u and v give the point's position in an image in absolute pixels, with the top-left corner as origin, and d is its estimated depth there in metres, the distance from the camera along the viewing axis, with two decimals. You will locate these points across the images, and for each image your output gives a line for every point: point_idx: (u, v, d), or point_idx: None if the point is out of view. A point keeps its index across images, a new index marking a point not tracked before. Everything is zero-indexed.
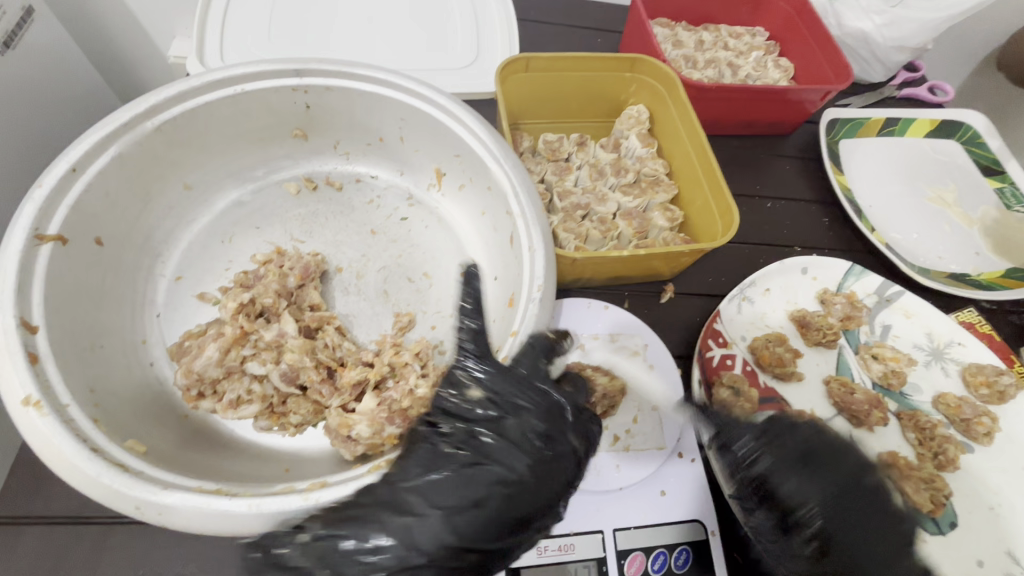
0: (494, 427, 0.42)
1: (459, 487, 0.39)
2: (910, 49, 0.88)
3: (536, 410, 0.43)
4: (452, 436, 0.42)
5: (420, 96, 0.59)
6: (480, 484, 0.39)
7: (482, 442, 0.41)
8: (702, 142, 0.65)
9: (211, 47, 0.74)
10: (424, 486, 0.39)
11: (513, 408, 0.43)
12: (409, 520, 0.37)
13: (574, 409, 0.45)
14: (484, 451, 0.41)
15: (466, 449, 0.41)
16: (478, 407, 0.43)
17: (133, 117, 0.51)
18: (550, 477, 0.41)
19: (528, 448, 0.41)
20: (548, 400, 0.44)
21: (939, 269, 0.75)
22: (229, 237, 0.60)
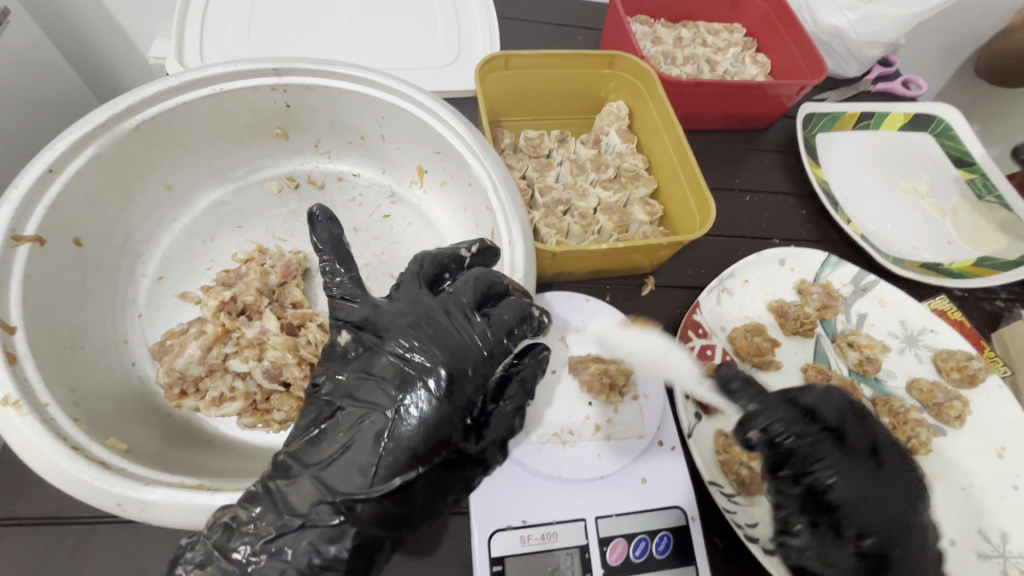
0: (367, 365, 0.41)
1: (331, 443, 0.39)
2: (882, 45, 0.90)
3: (408, 335, 0.41)
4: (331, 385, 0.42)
5: (399, 93, 0.59)
6: (358, 430, 0.38)
7: (359, 384, 0.40)
8: (679, 137, 0.66)
9: (190, 47, 0.74)
10: (303, 444, 0.39)
11: (382, 341, 0.41)
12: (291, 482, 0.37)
13: (453, 324, 0.42)
14: (357, 399, 0.40)
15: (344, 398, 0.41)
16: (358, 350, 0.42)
17: (110, 117, 0.51)
18: (429, 403, 0.38)
19: (400, 375, 0.39)
20: (422, 323, 0.42)
21: (912, 258, 0.77)
22: (211, 236, 0.60)
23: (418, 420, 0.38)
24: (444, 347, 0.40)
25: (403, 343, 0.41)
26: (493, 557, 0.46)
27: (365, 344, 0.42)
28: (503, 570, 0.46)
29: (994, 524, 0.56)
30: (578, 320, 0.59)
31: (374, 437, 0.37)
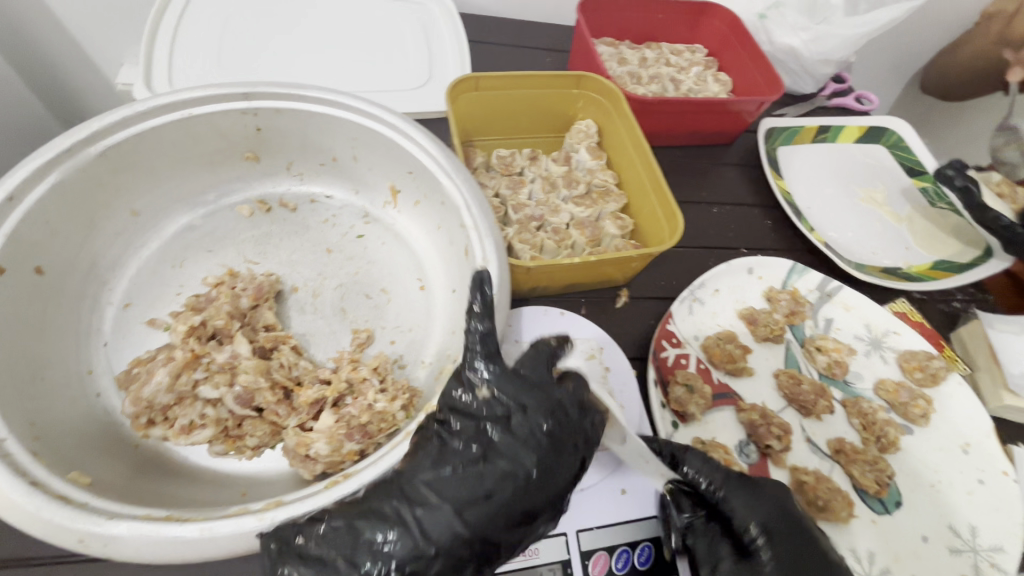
0: (494, 417, 0.42)
1: (468, 481, 0.40)
2: (834, 62, 0.94)
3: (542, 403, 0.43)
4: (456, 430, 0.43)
5: (370, 116, 0.60)
6: (492, 476, 0.40)
7: (480, 432, 0.42)
8: (646, 153, 0.69)
9: (157, 73, 0.74)
10: (422, 477, 0.40)
11: (517, 399, 0.43)
12: (411, 515, 0.38)
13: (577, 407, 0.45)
14: (491, 445, 0.42)
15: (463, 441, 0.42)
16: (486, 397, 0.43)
17: (74, 143, 0.50)
18: (558, 469, 0.42)
19: (530, 440, 0.42)
20: (551, 398, 0.44)
21: (874, 263, 0.80)
22: (181, 261, 0.59)
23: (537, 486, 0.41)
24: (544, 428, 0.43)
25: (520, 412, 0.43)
26: None
27: (498, 397, 0.43)
28: None
29: (963, 519, 0.57)
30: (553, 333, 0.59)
31: (502, 496, 0.40)
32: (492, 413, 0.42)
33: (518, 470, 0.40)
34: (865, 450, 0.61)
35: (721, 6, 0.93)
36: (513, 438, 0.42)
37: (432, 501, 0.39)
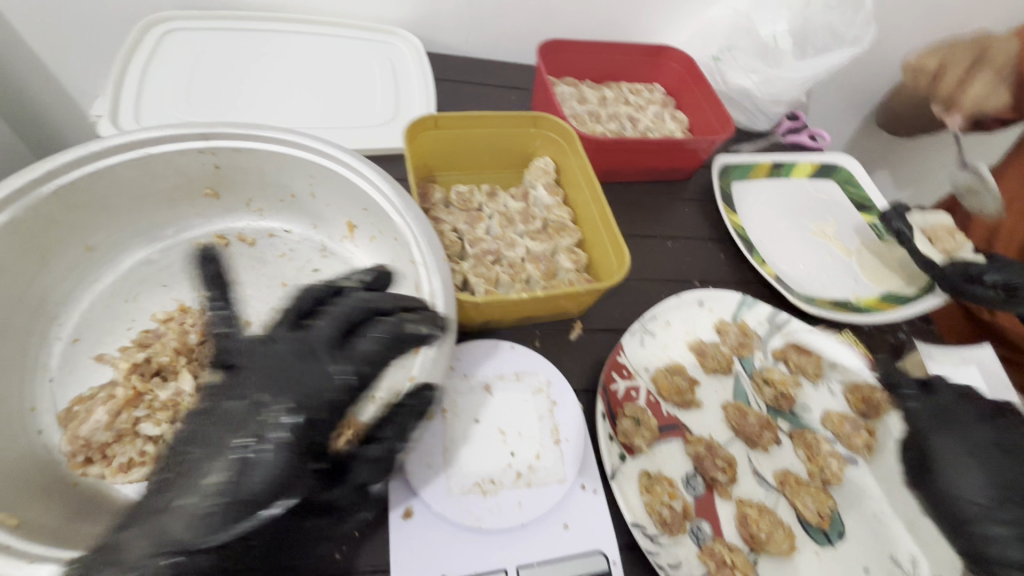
0: (267, 378, 0.44)
1: (173, 483, 0.38)
2: (784, 103, 0.99)
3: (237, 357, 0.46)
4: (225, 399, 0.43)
5: (325, 155, 0.62)
6: (191, 476, 0.38)
7: (270, 398, 0.42)
8: (596, 190, 0.72)
9: (124, 110, 0.76)
10: (215, 450, 0.39)
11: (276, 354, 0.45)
12: (205, 475, 0.38)
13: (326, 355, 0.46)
14: (197, 444, 0.40)
15: (241, 406, 0.42)
16: (257, 368, 0.45)
17: (27, 183, 0.51)
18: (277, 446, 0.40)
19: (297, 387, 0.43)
20: (303, 361, 0.45)
21: (823, 296, 0.83)
22: (134, 296, 0.60)
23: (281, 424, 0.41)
24: (310, 379, 0.44)
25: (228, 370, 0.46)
26: None
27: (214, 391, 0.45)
28: None
29: (904, 549, 0.59)
30: (501, 367, 0.60)
31: (290, 445, 0.40)
32: (284, 369, 0.44)
33: (296, 414, 0.42)
34: (809, 482, 0.63)
35: (676, 49, 0.98)
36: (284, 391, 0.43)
37: (219, 464, 0.38)
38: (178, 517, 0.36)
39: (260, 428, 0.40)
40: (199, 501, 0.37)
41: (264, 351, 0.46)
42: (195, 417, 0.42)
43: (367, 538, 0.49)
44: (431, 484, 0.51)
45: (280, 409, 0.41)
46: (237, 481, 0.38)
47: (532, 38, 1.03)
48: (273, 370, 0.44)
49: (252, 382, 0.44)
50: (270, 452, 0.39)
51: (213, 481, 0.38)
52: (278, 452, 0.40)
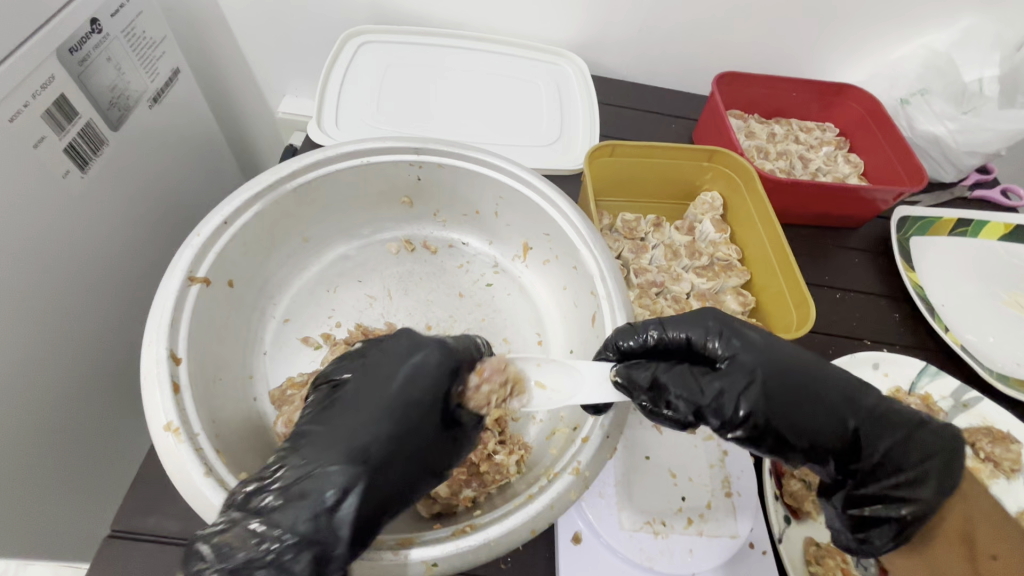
0: (382, 390, 0.41)
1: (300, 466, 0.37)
2: (983, 155, 0.90)
3: (404, 356, 0.44)
4: (350, 387, 0.42)
5: (519, 180, 0.64)
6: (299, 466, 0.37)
7: (370, 407, 0.40)
8: (777, 233, 0.69)
9: (327, 115, 0.84)
10: (320, 440, 0.38)
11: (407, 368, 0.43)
12: (303, 455, 0.37)
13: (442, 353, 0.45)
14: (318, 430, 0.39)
15: (353, 409, 0.40)
16: (391, 384, 0.42)
17: (277, 180, 0.58)
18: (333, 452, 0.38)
19: (409, 408, 0.41)
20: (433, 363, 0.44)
21: (1018, 376, 0.74)
22: (334, 287, 0.66)
23: (385, 445, 0.39)
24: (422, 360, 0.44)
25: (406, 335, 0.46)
26: None
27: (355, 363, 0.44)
28: None
29: None
30: None
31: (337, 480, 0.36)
32: (396, 383, 0.42)
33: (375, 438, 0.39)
34: None
35: (860, 89, 0.92)
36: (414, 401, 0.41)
37: (320, 451, 0.37)
38: (309, 481, 0.36)
39: (347, 440, 0.38)
40: (315, 499, 0.35)
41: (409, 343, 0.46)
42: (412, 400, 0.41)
43: (536, 553, 0.51)
44: (603, 514, 0.51)
45: (383, 429, 0.39)
46: (333, 504, 0.35)
47: (697, 68, 1.02)
48: (386, 394, 0.41)
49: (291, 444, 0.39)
50: (344, 467, 0.37)
51: (336, 501, 0.35)
52: (347, 474, 0.36)
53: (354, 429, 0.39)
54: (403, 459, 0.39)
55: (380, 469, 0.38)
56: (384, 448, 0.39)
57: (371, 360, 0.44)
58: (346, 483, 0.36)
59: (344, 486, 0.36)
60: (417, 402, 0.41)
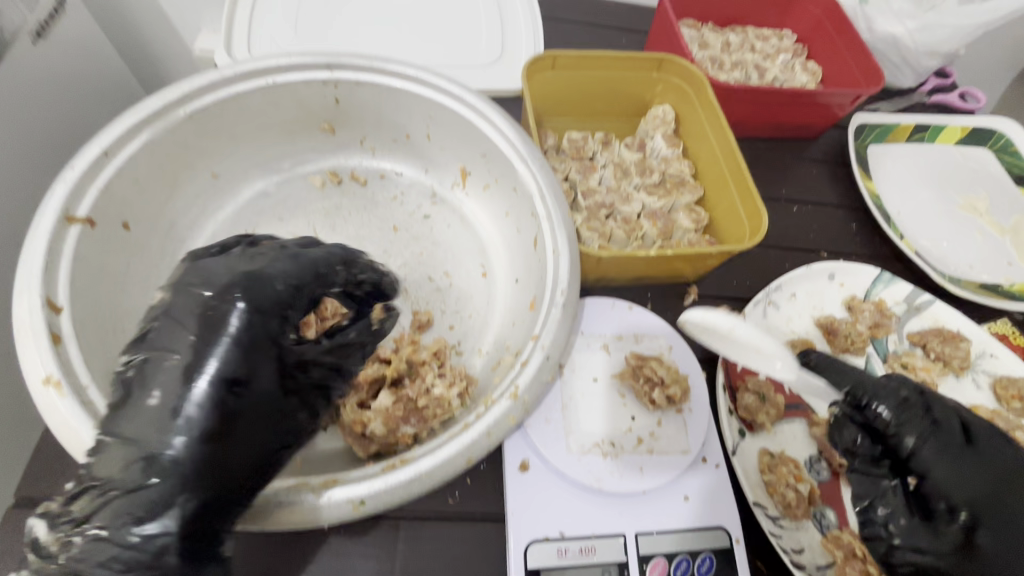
0: (173, 374, 0.34)
1: (118, 474, 0.32)
2: (942, 56, 0.86)
3: (193, 321, 0.36)
4: (150, 366, 0.34)
5: (447, 94, 0.58)
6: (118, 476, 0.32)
7: (162, 398, 0.34)
8: (730, 143, 0.65)
9: (237, 38, 0.74)
10: (110, 459, 0.32)
11: (200, 337, 0.35)
12: (95, 478, 0.32)
13: (278, 306, 0.39)
14: (124, 427, 0.33)
15: (158, 404, 0.34)
16: (190, 369, 0.34)
17: (165, 105, 0.51)
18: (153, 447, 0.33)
19: (235, 389, 0.36)
20: (264, 320, 0.38)
21: (970, 278, 0.73)
22: (253, 227, 0.60)
23: (193, 446, 0.33)
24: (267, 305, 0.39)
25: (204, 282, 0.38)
26: (529, 569, 0.45)
27: (160, 320, 0.36)
28: None
29: None
30: (618, 326, 0.57)
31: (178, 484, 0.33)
32: (188, 361, 0.35)
33: (207, 431, 0.34)
34: None
35: None
36: (213, 380, 0.35)
37: (111, 472, 0.32)
38: (112, 513, 0.31)
39: (144, 452, 0.32)
40: (125, 530, 0.31)
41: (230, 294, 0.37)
42: (244, 374, 0.36)
43: (484, 485, 0.49)
44: (551, 441, 0.49)
45: (190, 430, 0.33)
46: (142, 529, 0.32)
47: None
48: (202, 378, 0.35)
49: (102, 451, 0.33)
50: (152, 487, 0.32)
51: (144, 530, 0.32)
52: (159, 493, 0.32)
53: (150, 436, 0.33)
54: (219, 452, 0.35)
55: (193, 473, 0.33)
56: (190, 446, 0.33)
57: (155, 324, 0.36)
58: (154, 503, 0.32)
59: (150, 510, 0.32)
60: (219, 381, 0.35)
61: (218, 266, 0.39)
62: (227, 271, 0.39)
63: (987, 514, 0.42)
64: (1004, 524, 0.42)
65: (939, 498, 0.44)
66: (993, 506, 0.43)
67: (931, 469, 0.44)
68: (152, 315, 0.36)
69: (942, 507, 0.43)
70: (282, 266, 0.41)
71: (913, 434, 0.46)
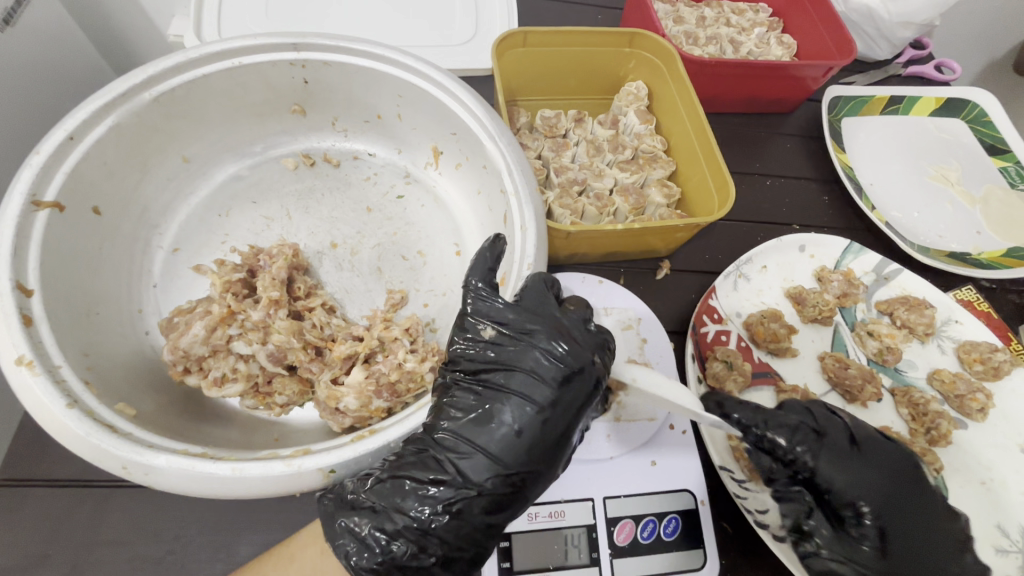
0: (524, 412, 0.39)
1: (477, 473, 0.38)
2: (916, 26, 0.86)
3: (552, 374, 0.40)
4: (504, 400, 0.40)
5: (414, 72, 0.58)
6: (473, 478, 0.38)
7: (516, 429, 0.39)
8: (700, 118, 0.65)
9: (205, 21, 0.73)
10: (478, 464, 0.38)
11: (551, 388, 0.40)
12: (463, 477, 0.38)
13: (604, 371, 0.42)
14: (479, 441, 0.39)
15: (510, 428, 0.39)
16: (537, 411, 0.39)
17: (131, 87, 0.51)
18: (503, 466, 0.38)
19: (567, 435, 0.40)
20: (590, 385, 0.41)
21: (939, 248, 0.75)
22: (227, 211, 0.61)
23: (532, 469, 0.39)
24: (594, 370, 0.41)
25: (552, 339, 0.41)
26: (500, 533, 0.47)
27: (506, 361, 0.41)
28: (510, 546, 0.46)
29: (1013, 520, 0.54)
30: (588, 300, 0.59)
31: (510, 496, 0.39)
32: (539, 406, 0.39)
33: (541, 463, 0.39)
34: (912, 440, 0.59)
35: None
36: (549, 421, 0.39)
37: (479, 479, 0.38)
38: (469, 507, 0.38)
39: (499, 469, 0.38)
40: (475, 519, 0.38)
41: (574, 356, 0.41)
42: (567, 423, 0.40)
43: None
44: None
45: (532, 455, 0.39)
46: (490, 521, 0.39)
47: None
48: (545, 420, 0.39)
49: (460, 458, 0.39)
50: (499, 493, 0.39)
51: (491, 520, 0.39)
52: (502, 496, 0.39)
53: (510, 457, 0.38)
54: (545, 478, 0.40)
55: (528, 491, 0.40)
56: (536, 473, 0.39)
57: (508, 363, 0.41)
58: (498, 505, 0.39)
59: (497, 507, 0.39)
60: (562, 426, 0.40)
61: (568, 321, 0.42)
62: (577, 340, 0.42)
63: (885, 509, 0.47)
64: (898, 514, 0.47)
65: (845, 503, 0.48)
66: (888, 500, 0.47)
67: (834, 481, 0.48)
68: (502, 352, 0.41)
69: (850, 513, 0.48)
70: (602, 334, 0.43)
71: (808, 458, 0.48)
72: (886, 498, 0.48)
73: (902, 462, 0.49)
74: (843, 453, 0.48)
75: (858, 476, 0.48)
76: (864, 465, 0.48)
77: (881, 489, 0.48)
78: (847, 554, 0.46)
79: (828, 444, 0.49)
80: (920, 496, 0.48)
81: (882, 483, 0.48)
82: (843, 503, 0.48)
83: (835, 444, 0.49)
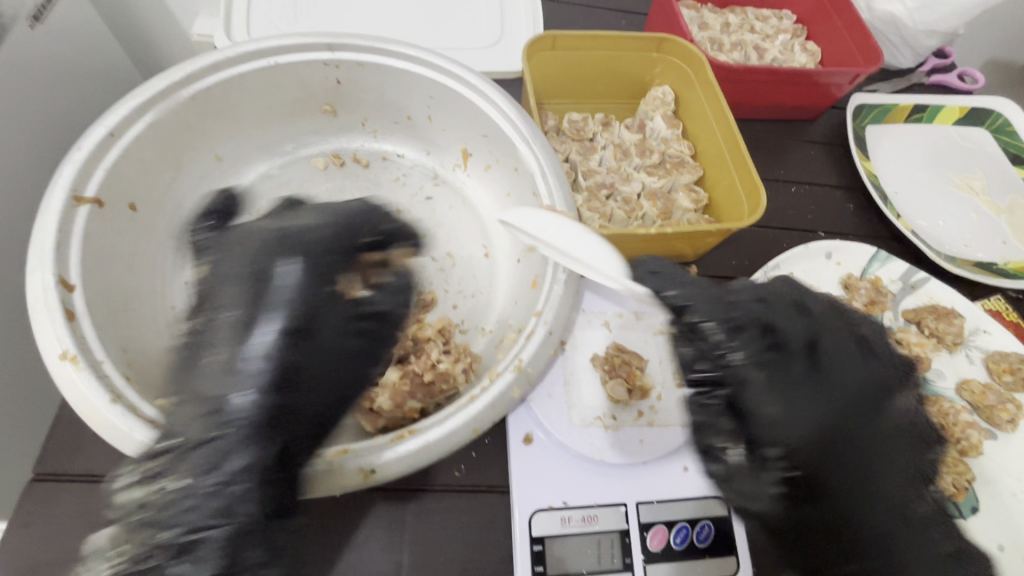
0: (230, 327, 0.37)
1: (199, 416, 0.35)
2: (940, 35, 0.86)
3: (239, 270, 0.39)
4: (205, 335, 0.37)
5: (449, 74, 0.58)
6: (201, 421, 0.35)
7: (223, 351, 0.36)
8: (729, 124, 0.65)
9: (236, 20, 0.74)
10: (184, 412, 0.35)
11: (251, 291, 0.38)
12: (169, 435, 0.35)
13: (331, 251, 0.42)
14: (199, 384, 0.36)
15: (218, 358, 0.36)
16: (241, 321, 0.37)
17: (169, 85, 0.51)
18: (227, 384, 0.35)
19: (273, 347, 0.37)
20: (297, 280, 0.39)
21: (965, 257, 0.74)
22: (257, 209, 0.61)
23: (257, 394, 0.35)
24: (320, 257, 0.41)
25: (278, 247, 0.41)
26: (534, 536, 0.46)
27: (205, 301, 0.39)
28: (543, 550, 0.46)
29: None
30: (620, 304, 0.58)
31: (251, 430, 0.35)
32: (251, 316, 0.37)
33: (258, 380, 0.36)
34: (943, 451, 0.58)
35: None
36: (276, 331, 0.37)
37: (184, 425, 0.35)
38: (189, 465, 0.33)
39: (207, 405, 0.35)
40: (201, 484, 0.33)
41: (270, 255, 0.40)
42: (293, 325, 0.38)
43: (489, 458, 0.51)
44: (555, 414, 0.51)
45: (258, 380, 0.36)
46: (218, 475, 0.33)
47: None
48: (230, 331, 0.37)
49: (185, 401, 0.36)
50: (217, 437, 0.34)
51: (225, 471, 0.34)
52: (232, 436, 0.34)
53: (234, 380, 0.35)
54: (279, 405, 0.36)
55: (260, 421, 0.35)
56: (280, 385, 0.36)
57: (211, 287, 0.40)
58: (228, 450, 0.34)
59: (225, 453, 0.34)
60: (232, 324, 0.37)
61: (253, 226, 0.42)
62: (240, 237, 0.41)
63: (818, 460, 0.42)
64: (850, 454, 0.42)
65: (773, 437, 0.43)
66: (829, 435, 0.42)
67: (768, 407, 0.43)
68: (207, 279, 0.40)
69: (776, 452, 0.42)
70: (336, 232, 0.43)
71: (747, 373, 0.44)
72: (847, 433, 0.43)
73: (857, 389, 0.45)
74: (790, 371, 0.44)
75: (804, 401, 0.43)
76: (814, 390, 0.44)
77: (838, 421, 0.43)
78: (761, 491, 0.43)
79: (773, 360, 0.44)
80: (882, 432, 0.44)
81: (840, 416, 0.43)
82: (766, 434, 0.43)
83: (785, 359, 0.44)
